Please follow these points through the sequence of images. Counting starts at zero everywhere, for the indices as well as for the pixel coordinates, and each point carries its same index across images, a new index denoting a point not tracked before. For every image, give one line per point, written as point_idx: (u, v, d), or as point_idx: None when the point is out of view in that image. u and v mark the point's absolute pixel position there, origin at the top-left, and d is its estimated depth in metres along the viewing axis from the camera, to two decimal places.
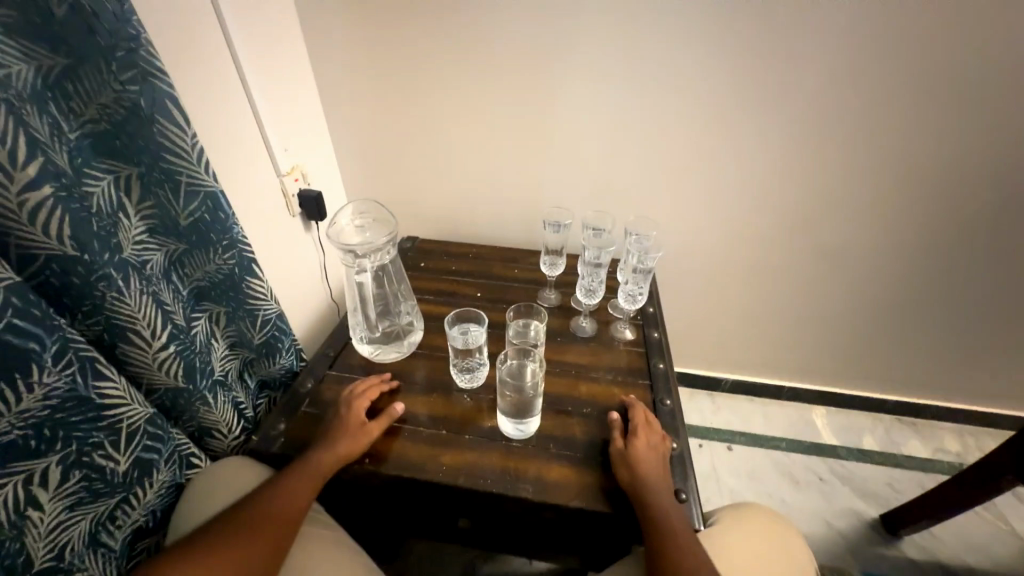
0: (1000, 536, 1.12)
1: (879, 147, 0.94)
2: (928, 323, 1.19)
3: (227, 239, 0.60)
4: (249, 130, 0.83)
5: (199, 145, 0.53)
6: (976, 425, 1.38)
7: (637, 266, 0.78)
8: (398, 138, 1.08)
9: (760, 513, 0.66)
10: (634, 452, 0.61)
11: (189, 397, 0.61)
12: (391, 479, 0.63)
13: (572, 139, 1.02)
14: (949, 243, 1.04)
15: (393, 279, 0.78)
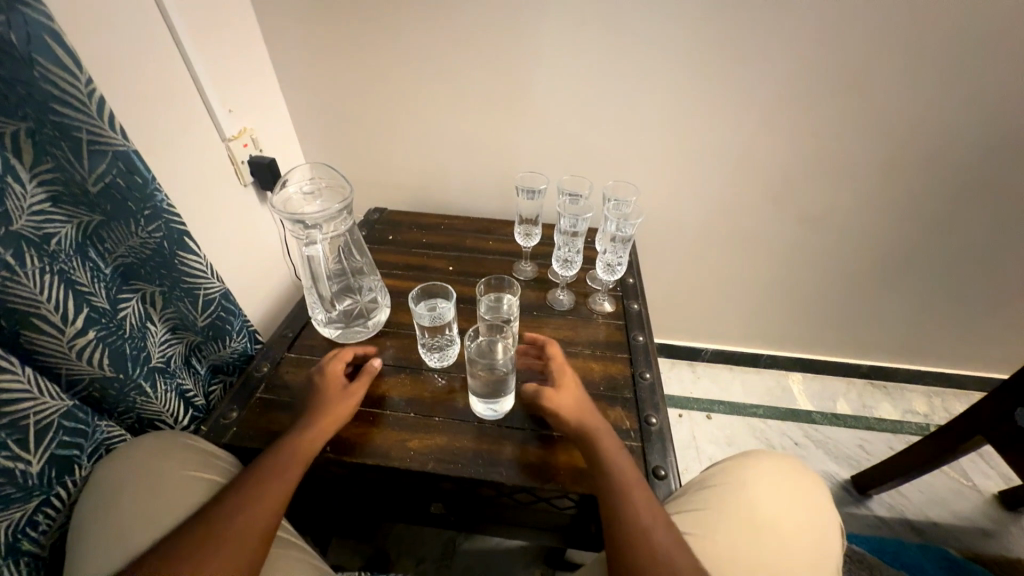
0: (961, 492, 1.16)
1: (868, 108, 0.89)
2: (904, 289, 1.20)
3: (149, 208, 0.52)
4: (184, 87, 0.73)
5: (98, 90, 0.44)
6: (944, 387, 1.42)
7: (617, 234, 0.74)
8: (359, 100, 0.99)
9: (771, 465, 0.58)
10: (558, 391, 0.59)
11: (122, 386, 0.55)
12: (355, 466, 0.59)
13: (549, 99, 0.94)
14: (930, 209, 1.02)
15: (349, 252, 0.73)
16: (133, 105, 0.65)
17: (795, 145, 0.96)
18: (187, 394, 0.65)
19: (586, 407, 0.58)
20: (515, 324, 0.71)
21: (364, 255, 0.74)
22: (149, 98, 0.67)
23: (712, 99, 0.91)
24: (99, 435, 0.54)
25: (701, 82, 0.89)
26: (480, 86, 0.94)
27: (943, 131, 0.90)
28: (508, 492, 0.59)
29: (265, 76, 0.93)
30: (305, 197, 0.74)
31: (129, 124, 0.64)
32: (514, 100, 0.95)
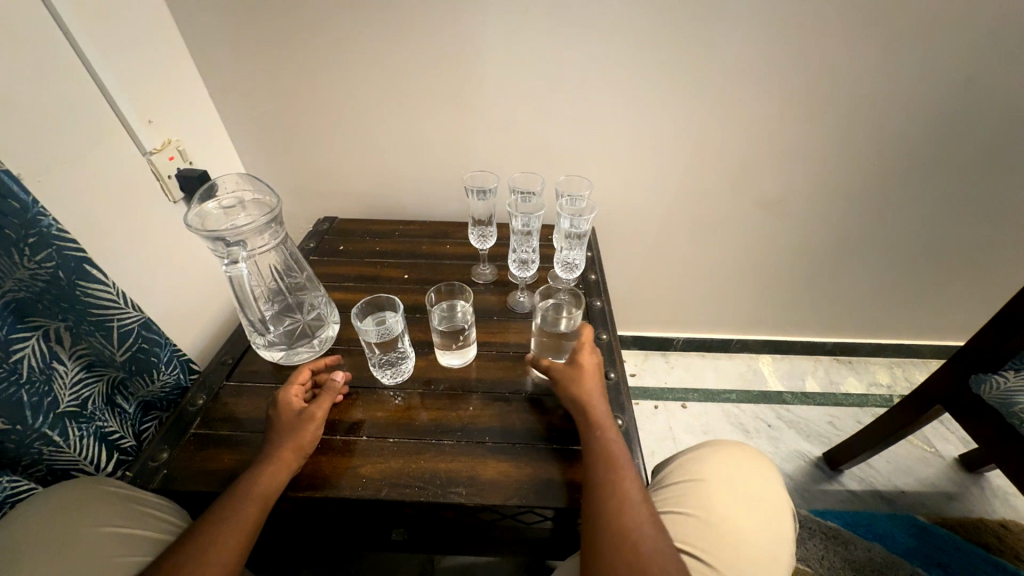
0: (926, 458, 1.20)
1: (816, 89, 0.89)
2: (861, 266, 1.22)
3: (34, 235, 0.46)
4: (89, 100, 0.66)
5: None
6: (903, 358, 1.47)
7: (571, 230, 0.71)
8: (297, 106, 0.93)
9: (738, 463, 0.55)
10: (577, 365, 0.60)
11: (23, 437, 0.49)
12: (301, 501, 0.54)
13: (498, 95, 0.91)
14: (879, 186, 1.04)
15: (290, 268, 0.69)
16: (23, 117, 0.57)
17: (747, 130, 0.95)
18: (110, 437, 0.58)
19: (589, 381, 0.59)
20: (472, 331, 0.67)
21: (302, 266, 0.70)
22: (44, 109, 0.60)
23: (665, 85, 0.89)
24: (1, 493, 0.47)
25: (652, 69, 0.87)
26: (425, 83, 0.90)
27: (886, 110, 0.92)
28: (471, 513, 0.55)
29: (190, 81, 0.86)
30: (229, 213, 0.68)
31: (20, 139, 0.57)
32: (462, 96, 0.91)
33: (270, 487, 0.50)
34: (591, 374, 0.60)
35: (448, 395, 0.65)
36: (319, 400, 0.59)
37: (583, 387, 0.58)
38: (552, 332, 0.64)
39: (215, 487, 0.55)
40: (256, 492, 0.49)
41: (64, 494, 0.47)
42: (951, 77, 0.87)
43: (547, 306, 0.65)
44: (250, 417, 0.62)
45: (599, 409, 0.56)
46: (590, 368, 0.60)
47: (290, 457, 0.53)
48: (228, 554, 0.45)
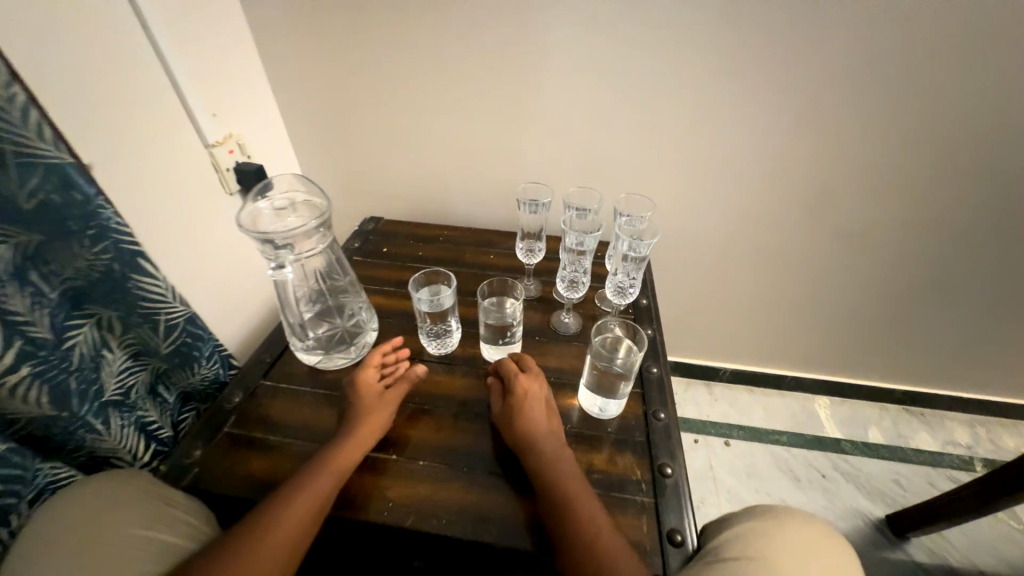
0: (1013, 537, 1.05)
1: (917, 110, 0.79)
2: (948, 309, 1.09)
3: (94, 227, 0.47)
4: (164, 96, 0.68)
5: (21, 95, 0.39)
6: (988, 416, 1.30)
7: (629, 253, 0.66)
8: (355, 106, 0.93)
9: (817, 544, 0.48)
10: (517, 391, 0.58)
11: (68, 424, 0.49)
12: (326, 520, 0.52)
13: (557, 104, 0.87)
14: (981, 222, 0.92)
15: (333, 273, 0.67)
16: (97, 107, 0.59)
17: (829, 153, 0.86)
18: (149, 428, 0.59)
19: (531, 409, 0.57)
20: (518, 327, 0.66)
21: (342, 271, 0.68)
22: (120, 102, 0.62)
23: (740, 99, 0.82)
24: (42, 480, 0.47)
25: (728, 82, 0.80)
26: (482, 87, 0.87)
27: (1002, 136, 0.80)
28: (500, 553, 0.51)
29: (254, 77, 0.88)
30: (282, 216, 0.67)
31: (96, 131, 0.59)
32: (519, 102, 0.88)
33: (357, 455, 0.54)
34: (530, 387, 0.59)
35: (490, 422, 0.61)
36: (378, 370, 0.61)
37: (519, 401, 0.57)
38: (605, 367, 0.59)
39: (243, 493, 0.53)
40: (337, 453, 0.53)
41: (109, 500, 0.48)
42: None
43: (604, 335, 0.61)
44: (283, 421, 0.61)
45: (543, 426, 0.56)
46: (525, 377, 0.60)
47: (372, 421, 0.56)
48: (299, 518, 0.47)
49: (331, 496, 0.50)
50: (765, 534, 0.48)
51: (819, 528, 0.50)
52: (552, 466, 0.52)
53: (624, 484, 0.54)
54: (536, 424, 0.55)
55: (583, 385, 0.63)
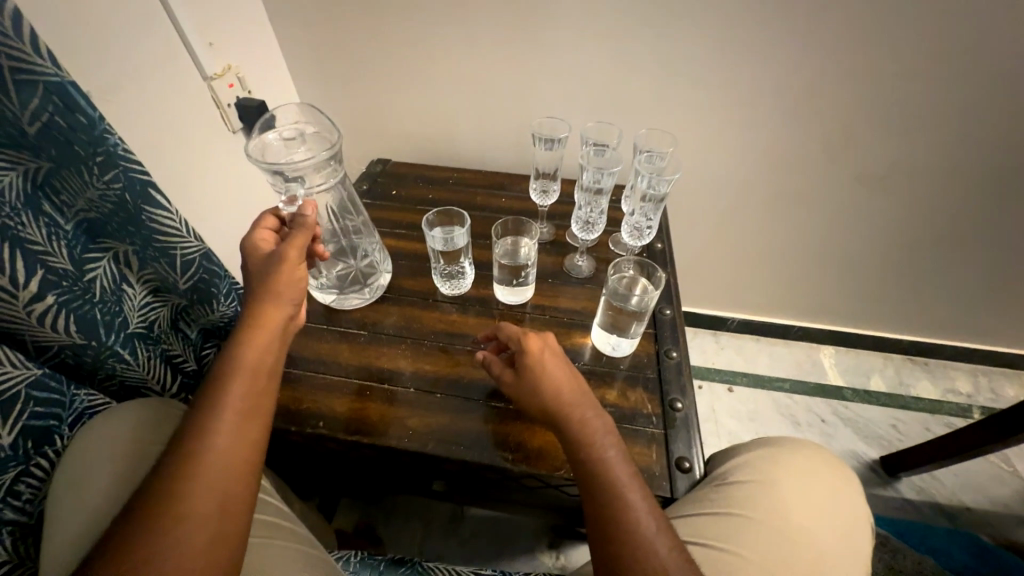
0: (1001, 478, 1.09)
1: (970, 40, 0.73)
2: (970, 259, 1.06)
3: (102, 154, 0.45)
4: (156, 21, 0.63)
5: (10, 2, 0.35)
6: (992, 367, 1.31)
7: (648, 192, 0.64)
8: (358, 37, 0.87)
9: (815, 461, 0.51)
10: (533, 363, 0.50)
11: (98, 353, 0.51)
12: (350, 444, 0.55)
13: (574, 33, 0.81)
14: (1020, 167, 0.87)
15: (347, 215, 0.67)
16: (86, 31, 0.55)
17: (865, 89, 0.80)
18: (174, 360, 0.61)
19: (553, 381, 0.49)
20: (532, 268, 0.66)
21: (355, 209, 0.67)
22: (110, 27, 0.58)
23: (775, 28, 0.76)
24: (80, 404, 0.50)
25: (762, 6, 0.74)
26: (494, 13, 0.80)
27: None
28: (515, 477, 0.54)
29: (249, 3, 0.82)
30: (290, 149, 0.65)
31: (87, 57, 0.55)
32: (534, 30, 0.81)
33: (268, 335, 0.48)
34: (545, 353, 0.51)
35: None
36: (296, 237, 0.52)
37: (537, 369, 0.50)
38: (620, 306, 0.59)
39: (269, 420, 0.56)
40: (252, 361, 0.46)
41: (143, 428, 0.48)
42: None
43: (620, 274, 0.61)
44: (301, 355, 0.62)
45: (569, 394, 0.48)
46: (537, 341, 0.52)
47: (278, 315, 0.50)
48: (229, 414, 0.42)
49: (258, 401, 0.45)
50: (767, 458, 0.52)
51: (817, 448, 0.54)
52: (585, 438, 0.46)
53: (635, 417, 0.56)
54: (561, 394, 0.48)
55: (596, 324, 0.63)
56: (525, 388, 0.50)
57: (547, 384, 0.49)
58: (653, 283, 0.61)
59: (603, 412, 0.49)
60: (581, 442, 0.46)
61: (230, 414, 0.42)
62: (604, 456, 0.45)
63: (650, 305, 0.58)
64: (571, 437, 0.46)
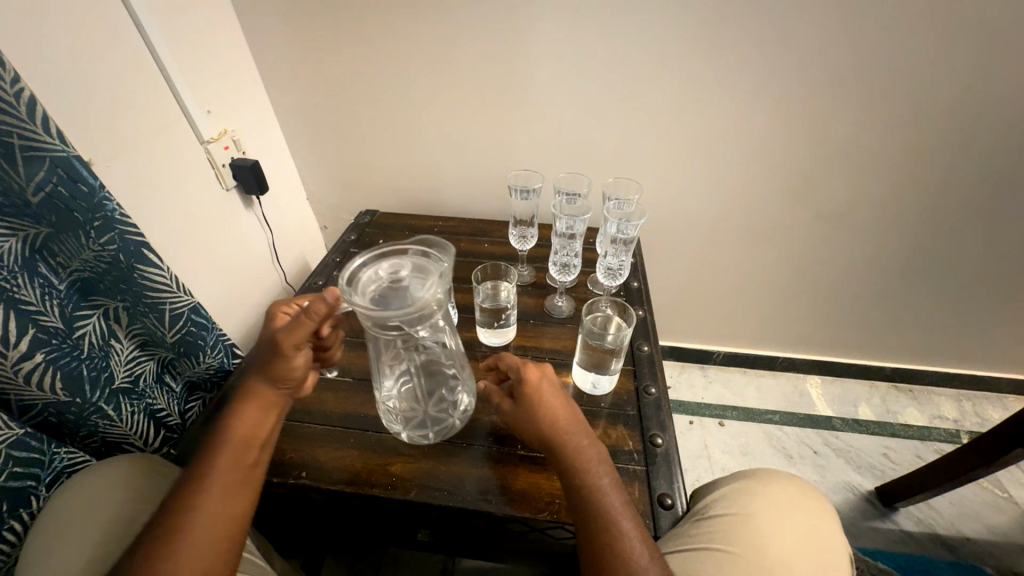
0: (997, 504, 1.08)
1: (895, 93, 0.81)
2: (934, 286, 1.11)
3: (99, 218, 0.48)
4: (159, 96, 0.69)
5: (27, 90, 0.40)
6: (973, 390, 1.33)
7: (618, 235, 0.68)
8: (348, 103, 0.95)
9: (783, 486, 0.53)
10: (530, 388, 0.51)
11: (81, 411, 0.51)
12: (333, 494, 0.54)
13: (545, 95, 0.89)
14: (962, 200, 0.94)
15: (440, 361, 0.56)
16: (95, 108, 0.60)
17: (811, 136, 0.88)
18: (158, 414, 0.61)
19: (547, 407, 0.50)
20: (513, 311, 0.68)
21: (450, 359, 0.57)
22: (117, 102, 0.63)
23: (723, 87, 0.84)
24: (60, 463, 0.50)
25: (710, 69, 0.82)
26: (472, 80, 0.89)
27: (979, 115, 0.82)
28: (499, 522, 0.54)
29: (248, 76, 0.90)
30: (392, 284, 0.50)
31: (94, 129, 0.60)
32: (509, 93, 0.90)
33: (260, 408, 0.47)
34: (541, 377, 0.52)
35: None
36: (302, 323, 0.47)
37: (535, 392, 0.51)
38: (596, 344, 0.61)
39: None
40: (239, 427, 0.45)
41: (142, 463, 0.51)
42: None
43: (595, 314, 0.63)
44: None
45: (565, 419, 0.50)
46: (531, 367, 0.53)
47: (272, 392, 0.48)
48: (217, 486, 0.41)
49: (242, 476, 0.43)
50: (740, 492, 0.53)
51: (786, 475, 0.55)
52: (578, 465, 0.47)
53: (616, 454, 0.57)
54: (557, 418, 0.50)
55: (577, 363, 0.65)
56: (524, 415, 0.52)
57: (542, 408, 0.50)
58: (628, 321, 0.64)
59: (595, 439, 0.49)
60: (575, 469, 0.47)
61: (215, 485, 0.41)
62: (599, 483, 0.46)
63: (625, 343, 0.60)
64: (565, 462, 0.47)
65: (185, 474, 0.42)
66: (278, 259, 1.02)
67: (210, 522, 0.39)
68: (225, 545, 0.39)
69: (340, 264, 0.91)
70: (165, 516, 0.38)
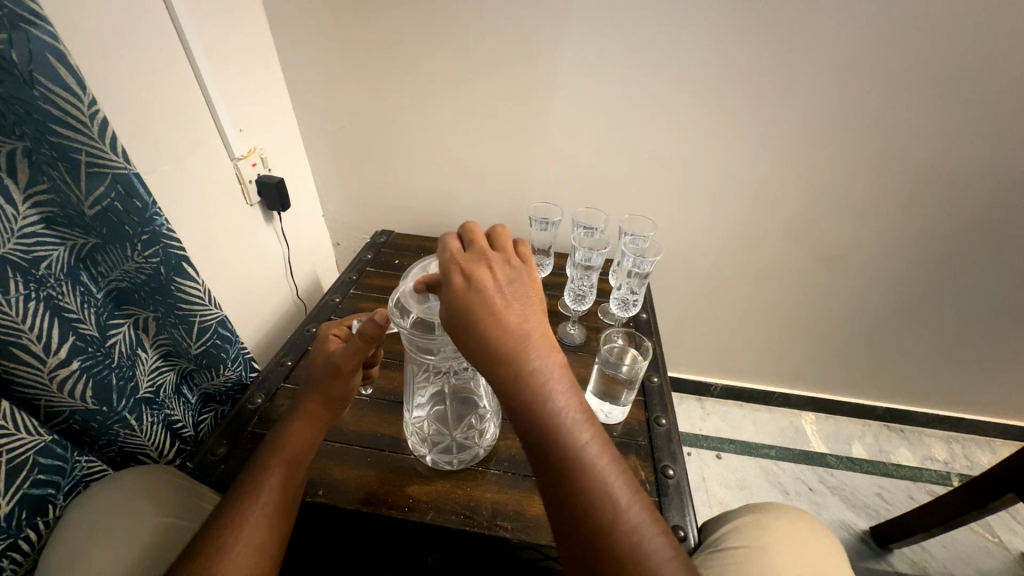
0: (987, 548, 1.10)
1: (887, 149, 0.88)
2: (923, 329, 1.16)
3: (147, 233, 0.50)
4: (201, 116, 0.73)
5: (101, 112, 0.43)
6: (962, 434, 1.36)
7: (633, 269, 0.72)
8: (375, 131, 1.00)
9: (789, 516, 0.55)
10: (482, 293, 0.40)
11: (105, 420, 0.51)
12: (348, 513, 0.55)
13: (563, 133, 0.94)
14: (949, 249, 1.00)
15: (471, 381, 0.59)
16: (148, 125, 0.63)
17: (810, 183, 0.94)
18: (174, 426, 0.61)
19: (509, 320, 0.39)
20: None
21: (477, 385, 0.60)
22: (166, 120, 0.66)
23: (730, 134, 0.90)
24: (79, 472, 0.49)
25: (717, 118, 0.89)
26: (495, 116, 0.94)
27: (963, 172, 0.89)
28: (514, 548, 0.54)
29: (280, 100, 0.94)
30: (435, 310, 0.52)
31: (143, 144, 0.63)
32: (529, 130, 0.95)
33: (313, 426, 0.50)
34: (523, 327, 0.40)
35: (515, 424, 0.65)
36: (355, 348, 0.50)
37: (514, 351, 0.39)
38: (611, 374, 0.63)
39: None
40: (293, 444, 0.48)
41: (180, 474, 0.54)
42: None
43: (611, 344, 0.67)
44: None
45: (569, 413, 0.38)
46: (506, 303, 0.40)
47: (321, 412, 0.51)
48: (267, 501, 0.43)
49: (289, 496, 0.45)
50: (749, 522, 0.54)
51: (793, 509, 0.57)
52: (586, 478, 0.36)
53: None
54: (561, 410, 0.37)
55: (592, 392, 0.67)
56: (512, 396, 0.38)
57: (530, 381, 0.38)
58: (642, 353, 0.66)
59: (608, 443, 0.38)
60: (584, 485, 0.36)
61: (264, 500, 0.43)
62: (615, 507, 0.35)
63: (639, 373, 0.62)
64: (567, 470, 0.36)
65: (237, 485, 0.45)
66: (292, 274, 1.03)
67: (255, 538, 0.41)
68: (266, 561, 0.41)
69: (356, 282, 0.93)
70: (215, 525, 0.41)
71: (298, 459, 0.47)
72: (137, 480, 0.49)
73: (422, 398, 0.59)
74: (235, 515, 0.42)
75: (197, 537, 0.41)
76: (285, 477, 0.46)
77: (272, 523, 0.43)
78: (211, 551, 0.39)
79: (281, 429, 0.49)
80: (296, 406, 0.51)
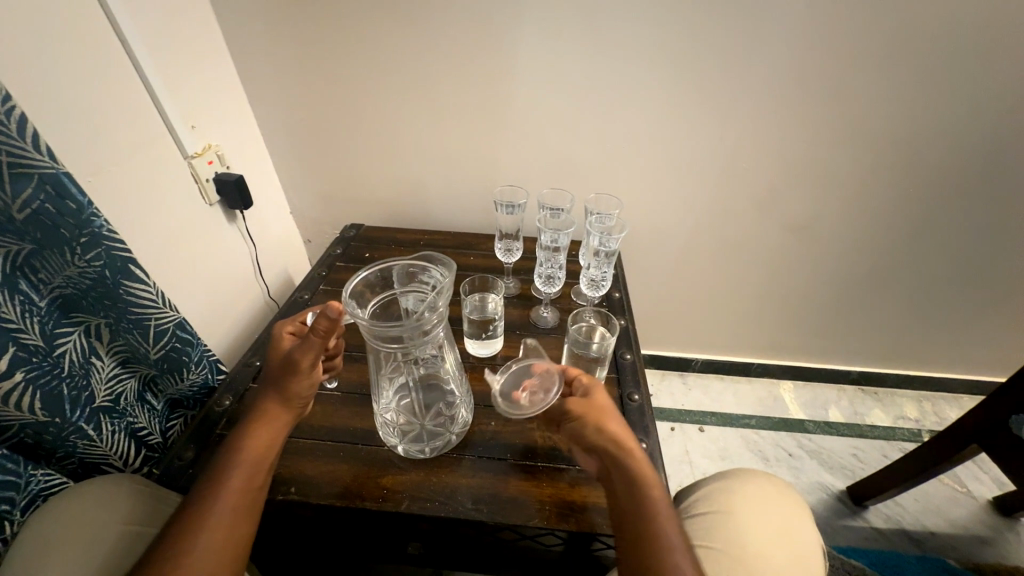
0: (955, 498, 1.15)
1: (847, 117, 0.89)
2: (890, 293, 1.19)
3: (86, 234, 0.48)
4: (146, 112, 0.69)
5: (18, 108, 0.40)
6: (931, 392, 1.42)
7: (600, 248, 0.71)
8: (336, 122, 0.97)
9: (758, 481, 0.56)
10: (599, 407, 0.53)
11: (59, 431, 0.49)
12: (322, 508, 0.54)
13: (528, 115, 0.93)
14: (911, 212, 1.02)
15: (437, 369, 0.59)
16: (86, 123, 0.60)
17: (776, 154, 0.95)
18: (139, 433, 0.59)
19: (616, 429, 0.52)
20: (501, 322, 0.71)
21: (446, 371, 0.60)
22: (107, 118, 0.63)
23: (694, 108, 0.90)
24: (35, 486, 0.48)
25: (681, 93, 0.88)
26: (458, 101, 0.92)
27: (920, 135, 0.90)
28: (492, 530, 0.55)
29: (234, 94, 0.90)
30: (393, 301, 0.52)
31: (80, 145, 0.59)
32: (493, 114, 0.93)
33: (273, 426, 0.49)
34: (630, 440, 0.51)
35: (489, 409, 0.65)
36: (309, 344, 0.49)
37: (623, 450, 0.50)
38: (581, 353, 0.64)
39: None
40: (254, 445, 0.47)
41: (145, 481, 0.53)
42: (989, 107, 0.86)
43: (580, 324, 0.67)
44: None
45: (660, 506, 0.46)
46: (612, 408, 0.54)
47: (279, 411, 0.50)
48: (229, 504, 0.43)
49: (253, 496, 0.45)
50: (717, 489, 0.56)
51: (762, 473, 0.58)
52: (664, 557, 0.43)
53: None
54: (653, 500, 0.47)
55: None
56: (616, 485, 0.49)
57: (615, 444, 0.50)
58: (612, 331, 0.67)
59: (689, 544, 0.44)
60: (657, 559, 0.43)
61: (226, 502, 0.43)
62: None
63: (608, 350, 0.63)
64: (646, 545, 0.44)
65: (196, 489, 0.44)
66: (262, 273, 1.01)
67: (217, 540, 0.40)
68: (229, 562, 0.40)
69: (326, 278, 0.91)
70: (175, 530, 0.40)
71: (259, 459, 0.47)
72: (98, 490, 0.48)
73: (388, 391, 0.58)
74: (195, 518, 0.41)
75: (156, 544, 0.40)
76: (245, 477, 0.45)
77: (234, 525, 0.42)
78: (171, 556, 0.38)
79: (240, 430, 0.48)
80: (254, 407, 0.50)
